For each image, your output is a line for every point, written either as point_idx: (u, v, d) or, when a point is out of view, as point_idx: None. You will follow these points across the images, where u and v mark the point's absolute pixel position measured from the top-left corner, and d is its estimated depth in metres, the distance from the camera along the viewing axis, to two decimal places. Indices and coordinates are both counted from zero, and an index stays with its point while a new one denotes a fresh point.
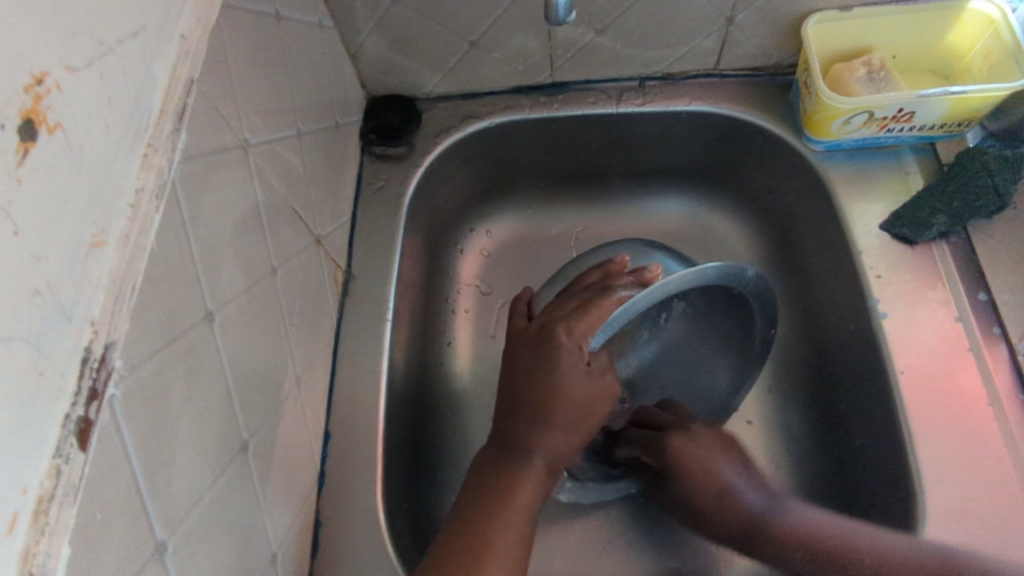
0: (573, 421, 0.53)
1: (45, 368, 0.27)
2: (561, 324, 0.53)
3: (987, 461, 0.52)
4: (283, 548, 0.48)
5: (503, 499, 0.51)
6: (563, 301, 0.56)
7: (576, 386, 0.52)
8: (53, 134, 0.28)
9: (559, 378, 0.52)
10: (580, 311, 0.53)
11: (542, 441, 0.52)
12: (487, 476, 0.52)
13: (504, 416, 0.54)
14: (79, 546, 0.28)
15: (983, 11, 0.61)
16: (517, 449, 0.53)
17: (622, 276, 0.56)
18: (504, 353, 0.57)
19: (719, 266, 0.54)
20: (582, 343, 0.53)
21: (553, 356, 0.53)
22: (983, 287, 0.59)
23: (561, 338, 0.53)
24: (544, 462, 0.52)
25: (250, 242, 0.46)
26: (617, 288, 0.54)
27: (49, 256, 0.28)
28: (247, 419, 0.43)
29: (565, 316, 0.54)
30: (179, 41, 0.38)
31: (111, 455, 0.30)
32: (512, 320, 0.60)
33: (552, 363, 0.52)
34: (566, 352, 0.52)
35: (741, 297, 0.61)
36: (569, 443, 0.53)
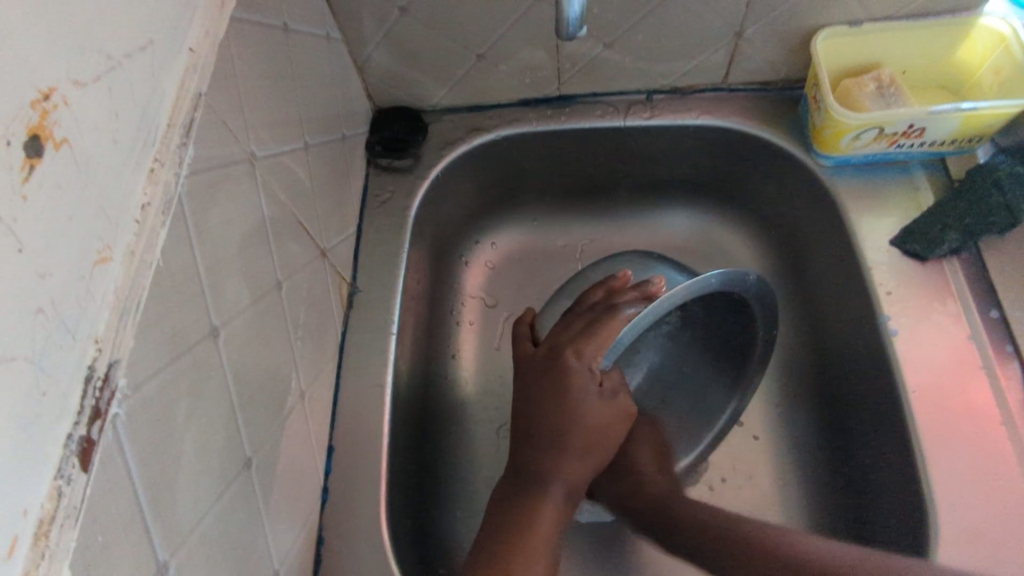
0: (588, 444, 0.54)
1: (48, 387, 0.27)
2: (570, 347, 0.53)
3: (1001, 482, 0.52)
4: (286, 565, 0.47)
5: (524, 526, 0.50)
6: (568, 322, 0.56)
7: (591, 409, 0.53)
8: (59, 150, 0.28)
9: (573, 402, 0.53)
10: (586, 333, 0.53)
11: (557, 467, 0.53)
12: (504, 505, 0.52)
13: (520, 444, 0.55)
14: (81, 568, 0.28)
15: (995, 28, 0.60)
16: (535, 474, 0.53)
17: (626, 292, 0.56)
18: (516, 377, 0.58)
19: (723, 274, 0.53)
20: (593, 364, 0.53)
21: (566, 379, 0.53)
22: (995, 304, 0.58)
23: (573, 361, 0.53)
24: (563, 487, 0.53)
25: (256, 255, 0.45)
26: (623, 307, 0.53)
27: (54, 274, 0.27)
28: (252, 436, 0.43)
29: (573, 338, 0.54)
30: (186, 55, 0.38)
31: (114, 474, 0.30)
32: (518, 346, 0.61)
33: (566, 388, 0.53)
34: (578, 375, 0.52)
35: (744, 302, 0.59)
36: (586, 466, 0.54)
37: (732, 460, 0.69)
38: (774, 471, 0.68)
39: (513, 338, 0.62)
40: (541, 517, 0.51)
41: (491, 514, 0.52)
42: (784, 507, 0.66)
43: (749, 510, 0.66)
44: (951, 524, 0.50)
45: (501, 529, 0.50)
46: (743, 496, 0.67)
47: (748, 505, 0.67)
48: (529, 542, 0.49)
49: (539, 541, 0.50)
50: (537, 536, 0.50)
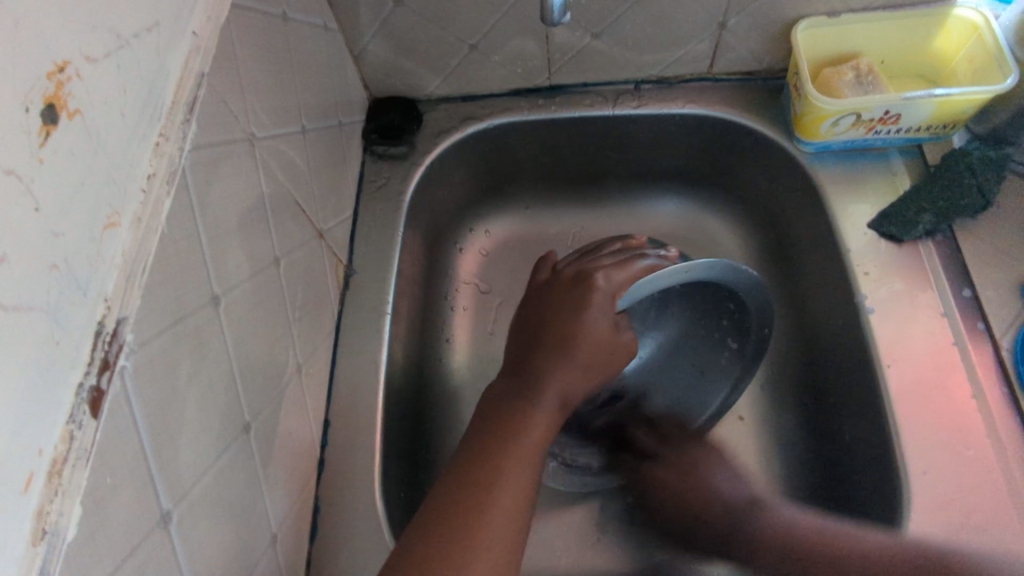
0: (590, 364, 0.54)
1: (61, 338, 0.29)
2: (599, 272, 0.56)
3: (970, 451, 0.54)
4: (283, 530, 0.49)
5: (513, 434, 0.51)
6: (597, 259, 0.60)
7: (600, 332, 0.55)
8: (73, 119, 0.30)
9: (585, 318, 0.55)
10: (614, 265, 0.57)
11: (558, 379, 0.54)
12: (495, 418, 0.52)
13: (527, 351, 0.56)
14: (90, 507, 0.30)
15: (968, 17, 0.63)
16: (532, 384, 0.53)
17: (644, 249, 0.61)
18: (534, 296, 0.60)
19: (724, 268, 0.55)
20: (614, 293, 0.55)
21: (586, 298, 0.55)
22: (968, 284, 0.60)
23: (596, 283, 0.56)
24: (557, 403, 0.53)
25: (255, 232, 0.47)
26: (648, 257, 0.57)
27: (67, 233, 0.30)
28: (251, 402, 0.45)
29: (603, 267, 0.57)
30: (190, 38, 0.40)
31: (122, 423, 0.32)
32: (535, 278, 0.63)
33: (584, 303, 0.55)
34: (597, 296, 0.55)
35: (744, 306, 0.61)
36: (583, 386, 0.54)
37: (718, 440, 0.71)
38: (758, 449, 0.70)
39: (533, 270, 0.65)
40: (532, 429, 0.51)
41: (482, 420, 0.53)
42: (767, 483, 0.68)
43: None
44: (921, 492, 0.53)
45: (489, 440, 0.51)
46: None
47: None
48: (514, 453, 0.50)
49: (525, 456, 0.50)
50: (525, 446, 0.50)
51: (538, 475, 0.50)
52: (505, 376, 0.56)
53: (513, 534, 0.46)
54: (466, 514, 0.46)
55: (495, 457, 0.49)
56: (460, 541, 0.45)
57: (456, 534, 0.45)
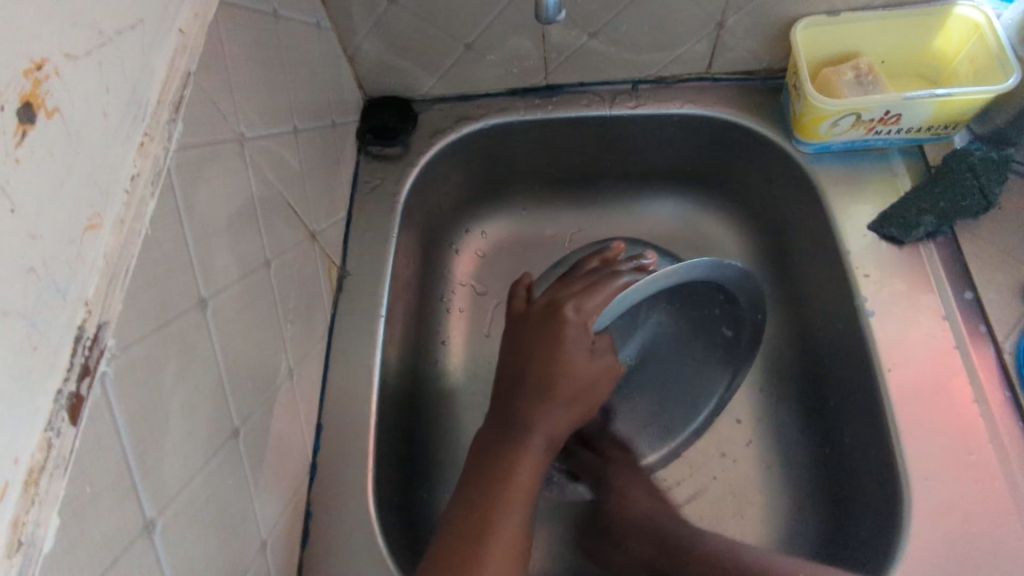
0: (573, 395, 0.54)
1: (39, 343, 0.28)
2: (569, 302, 0.55)
3: (973, 456, 0.53)
4: (273, 537, 0.48)
5: (503, 474, 0.51)
6: (569, 282, 0.58)
7: (580, 363, 0.54)
8: (51, 118, 0.29)
9: (563, 351, 0.54)
10: (586, 290, 0.55)
11: (545, 414, 0.53)
12: (485, 454, 0.52)
13: (511, 382, 0.55)
14: (69, 517, 0.29)
15: (970, 16, 0.62)
16: (515, 425, 0.53)
17: (621, 262, 0.59)
18: (509, 327, 0.58)
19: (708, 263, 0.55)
20: (588, 321, 0.54)
21: (561, 331, 0.54)
22: (970, 286, 0.59)
23: (570, 315, 0.54)
24: (546, 437, 0.53)
25: (245, 233, 0.46)
26: (620, 275, 0.56)
27: (45, 236, 0.29)
28: (240, 406, 0.44)
29: (574, 294, 0.56)
30: (176, 36, 0.39)
31: (102, 429, 0.31)
32: (511, 301, 0.61)
33: (559, 337, 0.54)
34: (571, 328, 0.54)
35: (734, 298, 0.62)
36: (572, 415, 0.54)
37: (716, 443, 0.70)
38: (757, 452, 0.69)
39: (509, 298, 0.62)
40: (520, 469, 0.51)
41: (470, 466, 0.52)
42: (766, 487, 0.67)
43: (732, 491, 0.68)
44: (922, 498, 0.52)
45: (482, 474, 0.51)
46: (725, 478, 0.68)
47: (731, 487, 0.68)
48: (509, 487, 0.50)
49: (517, 491, 0.50)
50: (513, 488, 0.50)
51: (531, 511, 0.51)
52: (487, 416, 0.56)
53: (513, 571, 0.47)
54: (463, 547, 0.47)
55: (484, 494, 0.50)
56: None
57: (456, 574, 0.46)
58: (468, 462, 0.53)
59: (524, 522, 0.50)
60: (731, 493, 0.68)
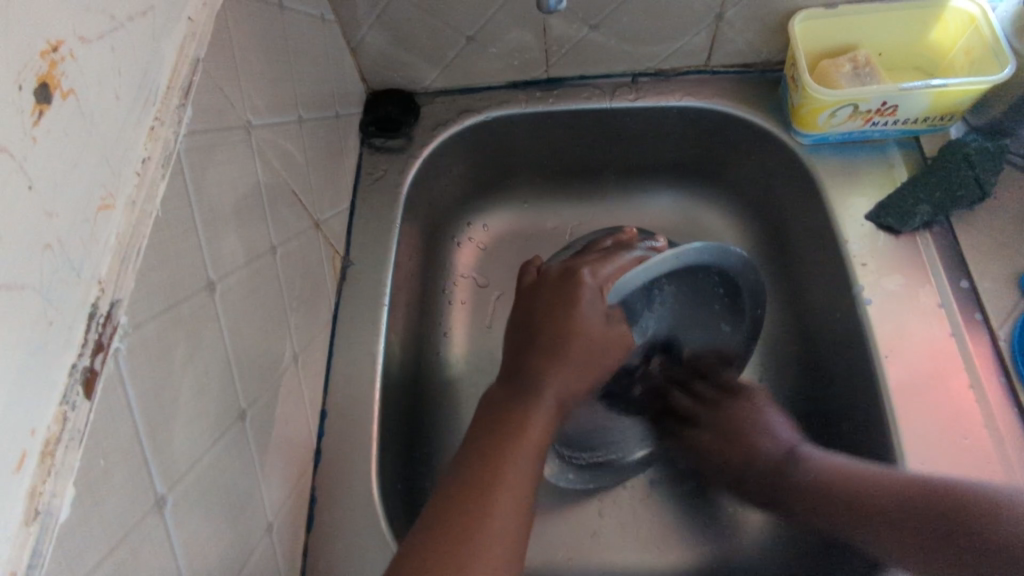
0: (585, 359, 0.54)
1: (54, 318, 0.29)
2: (586, 268, 0.56)
3: (968, 441, 0.54)
4: (278, 519, 0.49)
5: (514, 431, 0.51)
6: (584, 257, 0.60)
7: (593, 326, 0.54)
8: (66, 99, 0.30)
9: (579, 313, 0.54)
10: (603, 260, 0.57)
11: (555, 377, 0.53)
12: (494, 417, 0.52)
13: (520, 348, 0.56)
14: (84, 488, 0.29)
15: (965, 9, 0.63)
16: (528, 384, 0.53)
17: (633, 243, 0.61)
18: (521, 297, 0.60)
19: (704, 250, 0.55)
20: (603, 287, 0.55)
21: (575, 294, 0.55)
22: (966, 274, 0.60)
23: (586, 277, 0.56)
24: (554, 400, 0.53)
25: (251, 219, 0.47)
26: (635, 251, 0.58)
27: (60, 214, 0.29)
28: (247, 389, 0.45)
29: (590, 263, 0.57)
30: (185, 23, 0.40)
31: (115, 405, 0.32)
32: (523, 276, 0.62)
33: (573, 300, 0.55)
34: (587, 290, 0.55)
35: (735, 286, 0.61)
36: (580, 383, 0.55)
37: None
38: None
39: (519, 275, 0.63)
40: (531, 426, 0.51)
41: (481, 424, 0.53)
42: None
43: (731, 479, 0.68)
44: None
45: (489, 435, 0.51)
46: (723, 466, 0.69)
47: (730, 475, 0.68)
48: (516, 446, 0.50)
49: (525, 449, 0.50)
50: (525, 446, 0.50)
51: (539, 467, 0.51)
52: (499, 379, 0.56)
53: (518, 522, 0.47)
54: (469, 500, 0.47)
55: (497, 450, 0.50)
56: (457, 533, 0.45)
57: (467, 523, 0.45)
58: (478, 421, 0.53)
59: (532, 476, 0.50)
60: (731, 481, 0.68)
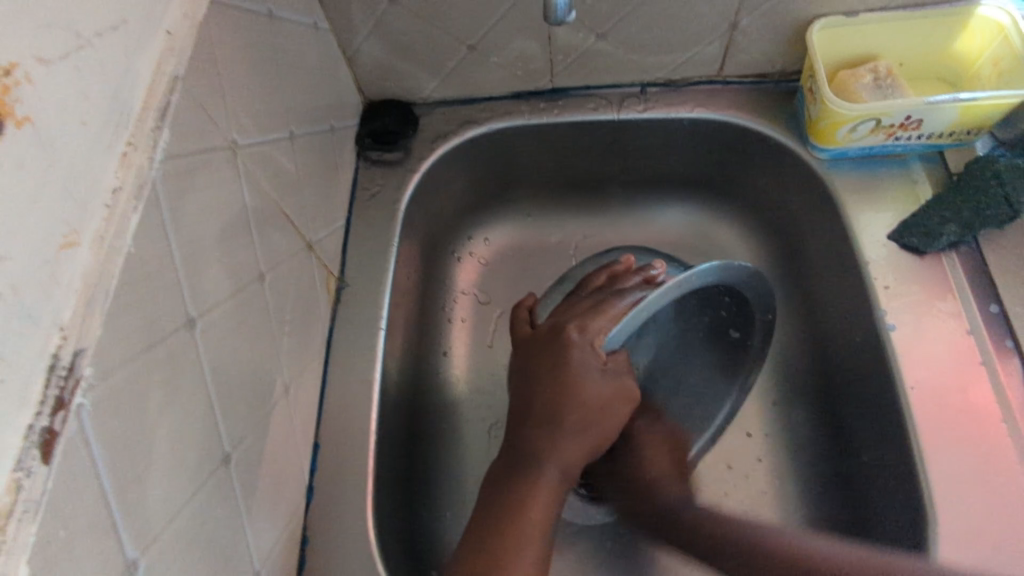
0: (587, 422, 0.51)
1: (6, 374, 0.26)
2: (572, 324, 0.53)
3: (1001, 479, 0.50)
4: (267, 566, 0.46)
5: (512, 510, 0.48)
6: (574, 305, 0.56)
7: (590, 387, 0.51)
8: (21, 128, 0.27)
9: (573, 375, 0.51)
10: (592, 310, 0.53)
11: (554, 447, 0.50)
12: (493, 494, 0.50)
13: (517, 417, 0.53)
14: (41, 566, 0.26)
15: (993, 17, 0.59)
16: (528, 456, 0.50)
17: (627, 279, 0.57)
18: (515, 355, 0.57)
19: (713, 271, 0.52)
20: (595, 341, 0.52)
21: (566, 353, 0.52)
22: (996, 298, 0.57)
23: (575, 335, 0.52)
24: (557, 470, 0.50)
25: (237, 246, 0.44)
26: (627, 292, 0.54)
27: (14, 257, 0.26)
28: (231, 430, 0.42)
29: (578, 315, 0.54)
30: (162, 38, 0.37)
31: (80, 468, 0.29)
32: (517, 328, 0.60)
33: (564, 361, 0.52)
34: (577, 349, 0.52)
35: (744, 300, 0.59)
36: (586, 446, 0.51)
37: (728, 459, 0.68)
38: (771, 468, 0.67)
39: (512, 322, 0.61)
40: (533, 503, 0.48)
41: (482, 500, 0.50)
42: (780, 506, 0.65)
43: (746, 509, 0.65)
44: (948, 524, 0.49)
45: (489, 514, 0.48)
46: (738, 495, 0.66)
47: (745, 505, 0.65)
48: (517, 527, 0.47)
49: (528, 527, 0.47)
50: (528, 523, 0.48)
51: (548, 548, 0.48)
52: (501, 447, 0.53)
53: None
54: None
55: (502, 523, 0.47)
56: None
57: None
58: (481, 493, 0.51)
59: (542, 551, 0.47)
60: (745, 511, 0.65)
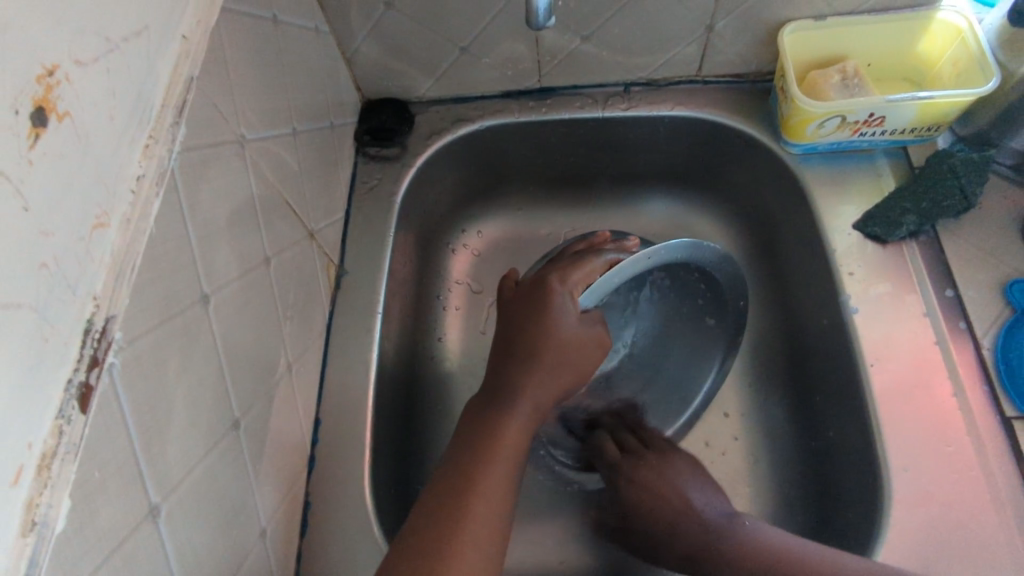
0: (561, 363, 0.55)
1: (50, 334, 0.30)
2: (553, 276, 0.57)
3: (951, 449, 0.54)
4: (272, 527, 0.50)
5: (488, 435, 0.52)
6: (555, 264, 0.61)
7: (567, 330, 0.55)
8: (61, 121, 0.31)
9: (550, 319, 0.55)
10: (572, 264, 0.58)
11: (530, 382, 0.55)
12: (473, 424, 0.54)
13: (499, 361, 0.57)
14: (79, 502, 0.30)
15: (951, 21, 0.63)
16: (505, 393, 0.54)
17: (605, 245, 0.62)
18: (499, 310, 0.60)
19: (689, 244, 0.56)
20: (573, 292, 0.56)
21: (546, 300, 0.56)
22: (951, 284, 0.61)
23: (555, 285, 0.56)
24: (531, 404, 0.54)
25: (245, 232, 0.48)
26: (606, 252, 0.59)
27: (56, 233, 0.30)
28: (240, 399, 0.45)
29: (559, 269, 0.58)
30: (179, 42, 0.41)
31: (110, 419, 0.33)
32: (501, 292, 0.63)
33: (544, 307, 0.56)
34: (557, 296, 0.56)
35: (709, 273, 0.62)
36: (558, 384, 0.55)
37: (705, 438, 0.72)
38: (745, 446, 0.71)
39: (498, 289, 0.63)
40: (507, 431, 0.52)
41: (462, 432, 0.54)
42: (753, 481, 0.69)
43: (721, 484, 0.69)
44: (902, 490, 0.53)
45: (468, 442, 0.52)
46: (714, 471, 0.70)
47: (720, 480, 0.69)
48: (492, 450, 0.51)
49: (503, 453, 0.51)
50: (502, 448, 0.51)
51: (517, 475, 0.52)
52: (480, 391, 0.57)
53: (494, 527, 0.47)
54: (446, 514, 0.47)
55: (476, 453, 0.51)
56: (432, 556, 0.45)
57: (442, 527, 0.46)
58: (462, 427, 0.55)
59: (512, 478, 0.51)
60: (720, 486, 0.69)
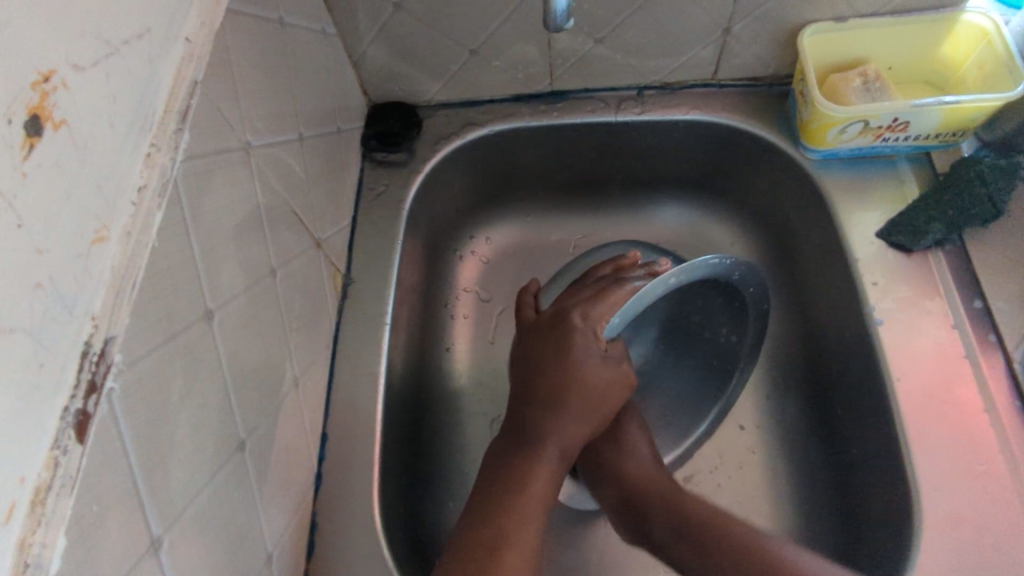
0: (586, 406, 0.54)
1: (45, 360, 0.28)
2: (577, 309, 0.56)
3: (982, 467, 0.52)
4: (278, 550, 0.48)
5: (515, 480, 0.51)
6: (577, 292, 0.59)
7: (590, 371, 0.54)
8: (58, 130, 0.29)
9: (573, 360, 0.54)
10: (595, 296, 0.56)
11: (557, 426, 0.53)
12: (497, 462, 0.53)
13: (520, 397, 0.56)
14: (76, 537, 0.28)
15: (978, 24, 0.61)
16: (529, 437, 0.53)
17: (634, 269, 0.59)
18: (521, 337, 0.60)
19: (708, 264, 0.53)
20: (596, 328, 0.55)
21: (569, 338, 0.55)
22: (979, 294, 0.59)
23: (578, 320, 0.55)
24: (558, 447, 0.53)
25: (251, 242, 0.46)
26: (629, 280, 0.56)
27: (52, 250, 0.28)
28: (246, 418, 0.43)
29: (581, 302, 0.56)
30: (183, 44, 0.39)
31: (110, 447, 0.31)
32: (522, 312, 0.63)
33: (567, 346, 0.55)
34: (580, 334, 0.55)
35: (732, 287, 0.60)
36: (585, 427, 0.54)
37: (720, 450, 0.70)
38: (763, 460, 0.69)
39: (518, 306, 0.64)
40: (533, 478, 0.51)
41: (486, 468, 0.53)
42: (772, 496, 0.67)
43: (740, 499, 0.67)
44: (932, 509, 0.51)
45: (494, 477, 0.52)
46: (732, 484, 0.68)
47: (737, 494, 0.68)
48: (520, 495, 0.51)
49: (527, 500, 0.51)
50: (527, 496, 0.51)
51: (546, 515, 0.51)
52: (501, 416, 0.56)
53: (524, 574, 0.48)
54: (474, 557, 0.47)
55: (508, 487, 0.51)
56: None
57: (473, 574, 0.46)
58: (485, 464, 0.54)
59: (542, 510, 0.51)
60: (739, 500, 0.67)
